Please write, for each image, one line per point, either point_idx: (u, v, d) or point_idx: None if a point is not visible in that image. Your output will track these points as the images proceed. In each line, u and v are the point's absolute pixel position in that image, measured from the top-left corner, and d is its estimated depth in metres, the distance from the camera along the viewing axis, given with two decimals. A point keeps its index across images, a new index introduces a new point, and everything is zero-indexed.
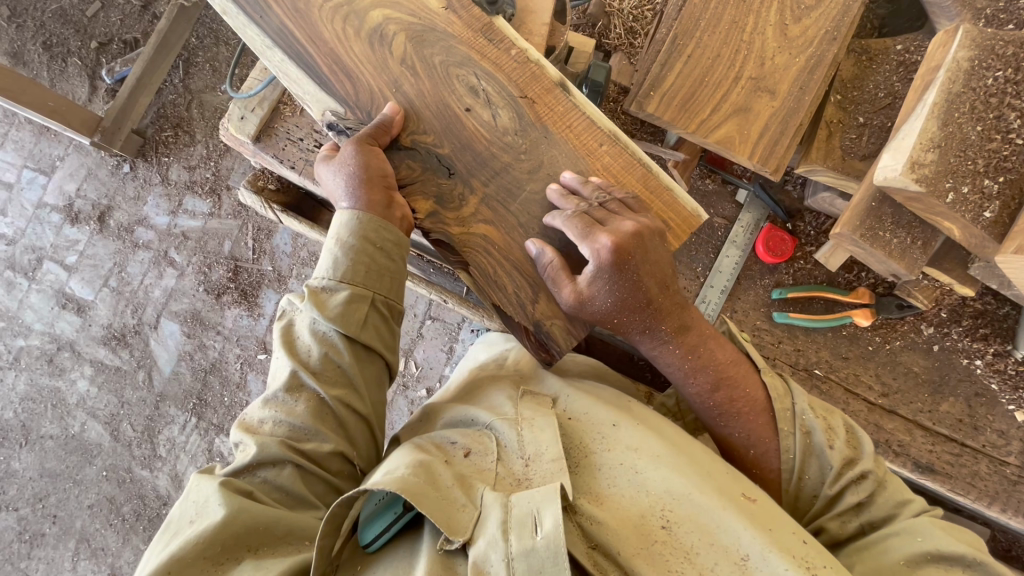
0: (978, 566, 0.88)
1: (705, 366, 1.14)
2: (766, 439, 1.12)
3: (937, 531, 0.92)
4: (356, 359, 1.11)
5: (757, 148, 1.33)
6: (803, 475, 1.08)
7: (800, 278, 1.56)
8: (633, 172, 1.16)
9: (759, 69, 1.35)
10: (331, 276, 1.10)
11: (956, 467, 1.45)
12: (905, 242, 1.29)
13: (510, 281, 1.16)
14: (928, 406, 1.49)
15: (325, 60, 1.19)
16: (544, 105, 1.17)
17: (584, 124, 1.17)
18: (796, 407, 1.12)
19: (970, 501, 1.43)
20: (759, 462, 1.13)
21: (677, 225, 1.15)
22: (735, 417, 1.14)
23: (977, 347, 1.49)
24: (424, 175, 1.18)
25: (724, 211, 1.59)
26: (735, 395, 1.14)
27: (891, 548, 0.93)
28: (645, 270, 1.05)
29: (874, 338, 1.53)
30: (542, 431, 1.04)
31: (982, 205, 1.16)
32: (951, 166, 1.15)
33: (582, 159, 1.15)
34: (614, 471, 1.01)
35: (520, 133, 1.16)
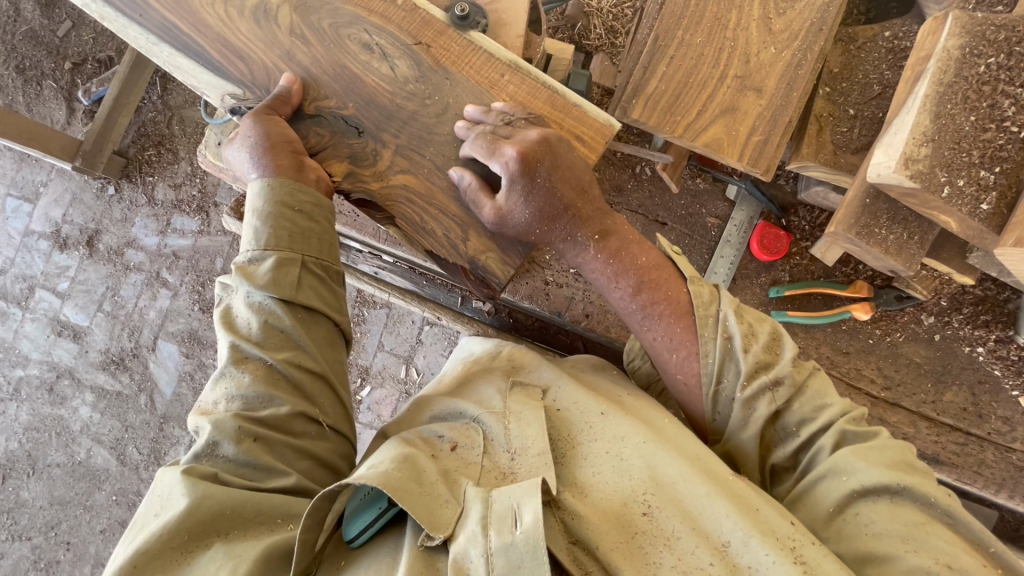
0: (905, 491, 0.86)
1: (626, 270, 1.10)
2: (687, 342, 1.05)
3: (858, 463, 0.89)
4: (298, 321, 1.07)
5: (746, 149, 1.29)
6: (721, 381, 1.01)
7: (796, 274, 1.54)
8: (538, 95, 1.14)
9: (745, 67, 1.31)
10: (255, 247, 1.06)
11: (963, 456, 1.44)
12: (901, 237, 1.26)
13: (438, 225, 1.14)
14: (932, 397, 1.48)
15: (214, 46, 1.17)
16: (439, 48, 1.15)
17: (483, 59, 1.15)
18: (719, 312, 1.04)
19: (978, 489, 1.43)
20: (682, 367, 1.05)
21: (590, 137, 1.13)
22: (657, 320, 1.07)
23: (979, 334, 1.47)
24: (334, 138, 1.15)
25: (716, 211, 1.57)
26: (657, 298, 1.08)
27: (822, 491, 0.91)
28: (558, 176, 1.04)
29: (875, 331, 1.51)
30: (529, 426, 1.02)
31: (978, 197, 1.13)
32: (945, 159, 1.13)
33: (487, 93, 1.14)
34: (598, 460, 0.98)
35: (420, 80, 1.14)
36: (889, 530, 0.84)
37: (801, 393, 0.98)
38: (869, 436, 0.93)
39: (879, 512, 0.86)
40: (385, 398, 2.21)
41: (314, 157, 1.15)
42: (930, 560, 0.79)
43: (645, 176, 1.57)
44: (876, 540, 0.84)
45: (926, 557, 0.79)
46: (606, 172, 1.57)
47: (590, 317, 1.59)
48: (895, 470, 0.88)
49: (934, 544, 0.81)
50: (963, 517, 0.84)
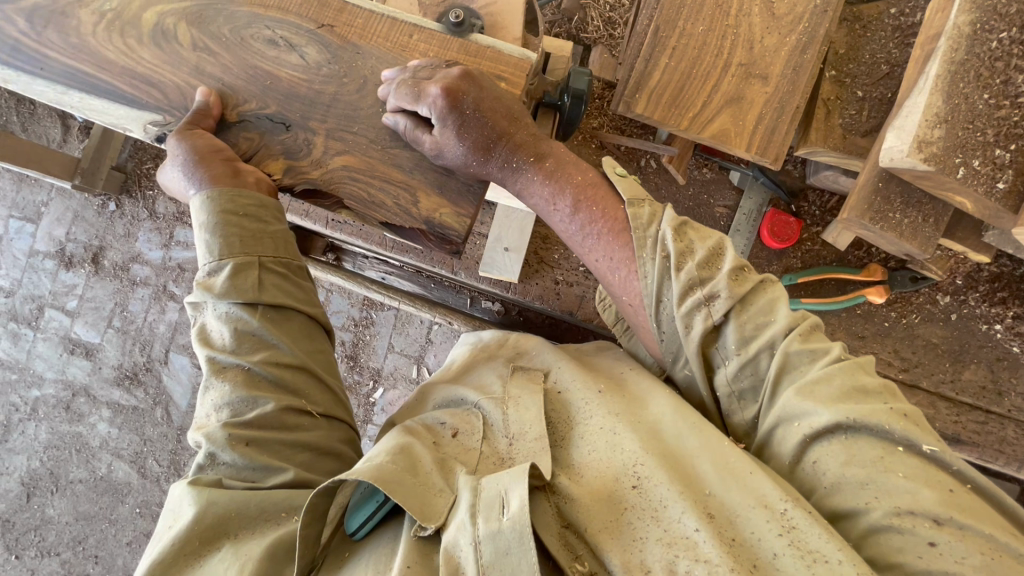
0: (857, 425, 0.75)
1: (562, 189, 1.02)
2: (629, 261, 0.95)
3: (806, 405, 0.78)
4: (267, 321, 1.02)
5: (754, 139, 1.27)
6: (661, 301, 0.90)
7: (808, 260, 1.53)
8: (450, 47, 1.09)
9: (749, 54, 1.28)
10: (210, 259, 1.00)
11: (984, 435, 1.45)
12: (916, 221, 1.25)
13: (385, 195, 1.05)
14: (950, 376, 1.47)
15: (123, 79, 1.11)
16: (343, 25, 1.10)
17: (386, 24, 1.10)
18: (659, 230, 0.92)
19: (1000, 466, 1.45)
20: (626, 288, 0.96)
21: (511, 74, 1.07)
22: (597, 242, 0.99)
23: (996, 312, 1.46)
24: (263, 140, 1.08)
25: (724, 200, 1.55)
26: (596, 216, 0.99)
27: (778, 442, 0.82)
28: (487, 107, 0.99)
29: (890, 313, 1.50)
30: (528, 410, 0.99)
31: (994, 176, 1.12)
32: (960, 139, 1.10)
33: (400, 57, 1.08)
34: (592, 437, 0.93)
35: (332, 61, 1.09)
36: (845, 475, 0.75)
37: (746, 308, 0.85)
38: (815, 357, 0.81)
39: (833, 455, 0.76)
40: (399, 399, 2.22)
41: (251, 161, 1.07)
42: (891, 509, 0.71)
43: (647, 168, 1.55)
44: (838, 492, 0.76)
45: (886, 506, 0.71)
46: None
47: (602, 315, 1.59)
48: (846, 401, 0.77)
49: (892, 484, 0.72)
50: (919, 438, 0.74)
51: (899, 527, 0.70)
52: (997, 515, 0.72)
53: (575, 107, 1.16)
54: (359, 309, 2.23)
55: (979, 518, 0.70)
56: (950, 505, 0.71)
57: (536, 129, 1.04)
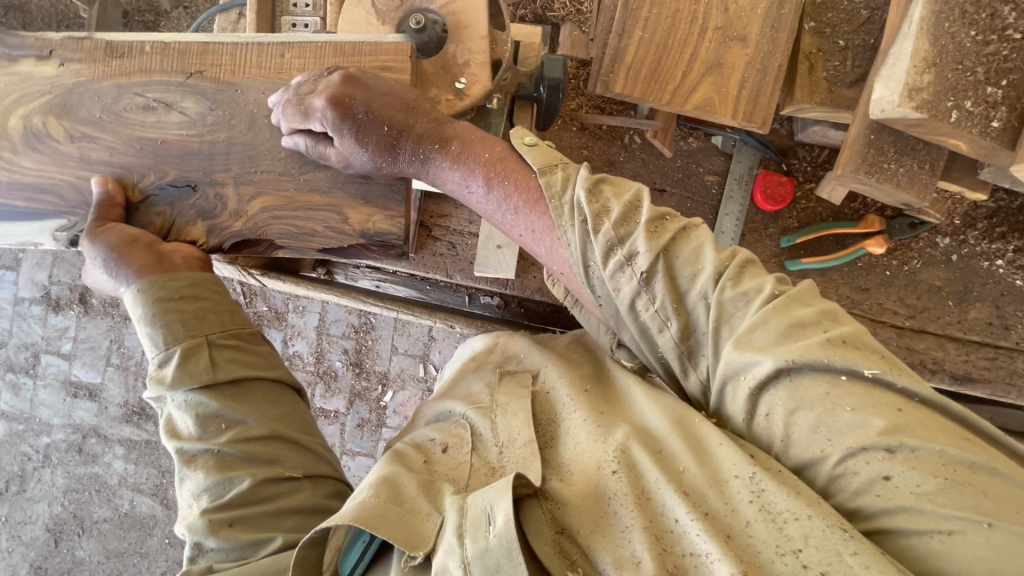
0: (797, 367, 0.70)
1: (472, 170, 0.95)
2: (549, 230, 0.89)
3: (743, 355, 0.72)
4: (227, 397, 0.99)
5: (739, 105, 1.23)
6: (587, 267, 0.85)
7: (805, 219, 1.50)
8: (326, 54, 1.02)
9: (725, 17, 1.23)
10: (156, 351, 0.97)
11: (994, 371, 1.46)
12: (912, 169, 1.22)
13: (314, 221, 1.03)
14: (957, 317, 1.47)
15: (13, 195, 1.07)
16: (212, 67, 1.05)
17: (255, 53, 1.04)
18: (575, 194, 0.86)
19: (1012, 399, 1.46)
20: (552, 258, 0.91)
21: (394, 63, 0.99)
22: (516, 217, 0.92)
23: (996, 247, 1.45)
24: (174, 210, 1.05)
25: (714, 167, 1.52)
26: (510, 191, 0.93)
27: (730, 400, 0.76)
28: (378, 105, 0.94)
29: (891, 262, 1.48)
30: (516, 416, 0.96)
31: (988, 115, 1.09)
32: (950, 82, 1.07)
33: (279, 81, 1.03)
34: (577, 431, 0.89)
35: (213, 108, 1.04)
36: (796, 425, 0.70)
37: (669, 259, 0.80)
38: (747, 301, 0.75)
39: (783, 403, 0.71)
40: (409, 400, 2.21)
41: (169, 238, 1.04)
42: (844, 449, 0.67)
43: (633, 144, 1.51)
44: (792, 443, 0.71)
45: (839, 448, 0.67)
46: (595, 148, 1.51)
47: None
48: (784, 342, 0.71)
49: (843, 422, 0.67)
50: (861, 364, 0.69)
51: (852, 469, 0.66)
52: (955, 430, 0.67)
53: (553, 96, 1.12)
54: (356, 316, 2.20)
55: (929, 436, 0.65)
56: (899, 430, 0.66)
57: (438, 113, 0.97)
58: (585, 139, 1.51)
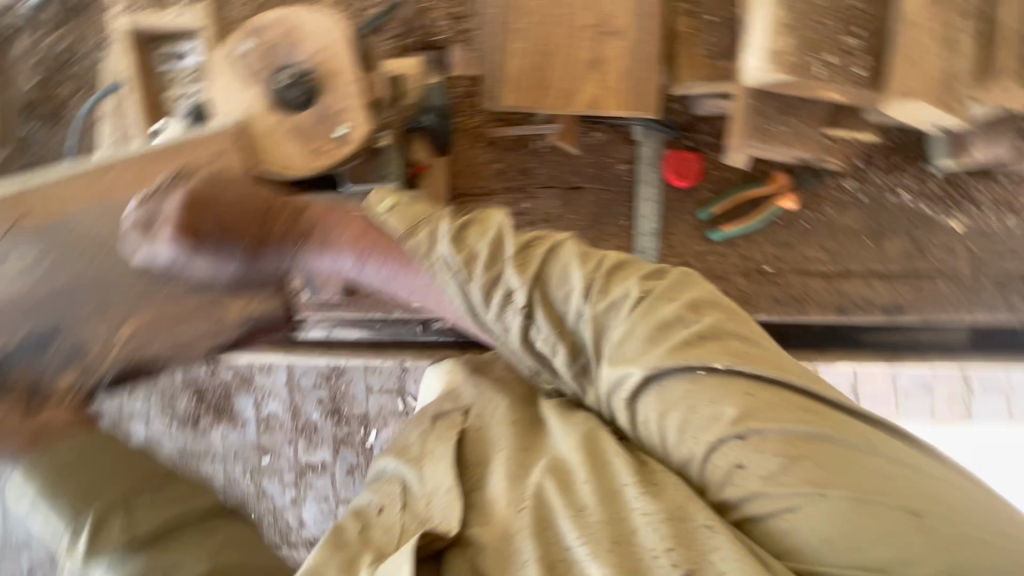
0: (662, 372, 0.87)
1: (340, 249, 1.02)
2: (427, 286, 1.03)
3: (620, 367, 0.89)
4: (155, 550, 0.88)
5: (626, 97, 1.26)
6: (475, 308, 1.00)
7: (719, 188, 1.54)
8: (152, 166, 1.07)
9: (595, 15, 1.26)
10: (63, 530, 0.88)
11: (920, 296, 1.53)
12: (797, 127, 1.27)
13: (192, 326, 1.14)
14: (877, 253, 1.53)
15: None
16: (35, 206, 1.02)
17: (81, 181, 1.04)
18: (442, 249, 1.01)
19: (942, 319, 1.53)
20: (439, 306, 1.06)
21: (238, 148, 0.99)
22: (394, 278, 1.03)
23: (899, 180, 1.52)
24: (39, 375, 1.03)
25: (623, 156, 1.55)
26: (381, 258, 1.03)
27: (617, 407, 0.92)
28: (229, 215, 0.92)
29: (806, 215, 1.53)
30: (442, 463, 0.96)
31: (852, 65, 1.14)
32: (810, 41, 1.12)
33: (120, 199, 1.06)
34: (499, 475, 0.93)
35: (56, 246, 1.03)
36: (669, 423, 0.86)
37: (542, 288, 0.96)
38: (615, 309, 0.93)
39: (655, 406, 0.88)
40: None
41: (43, 407, 1.00)
42: (707, 441, 0.84)
43: (542, 149, 1.54)
44: (672, 440, 0.87)
45: (705, 441, 0.84)
46: (507, 159, 1.54)
47: None
48: (652, 347, 0.88)
49: (704, 414, 0.84)
50: (712, 359, 0.87)
51: (719, 456, 0.83)
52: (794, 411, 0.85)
53: (443, 122, 1.19)
54: None
55: (773, 418, 0.82)
56: (749, 412, 0.83)
57: (294, 210, 1.00)
58: (495, 152, 1.54)
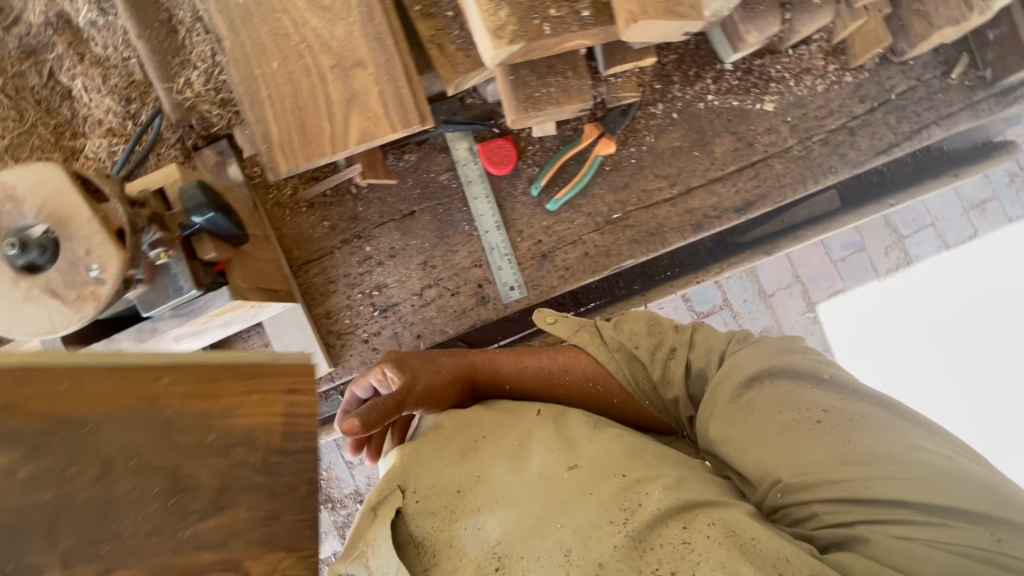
0: (773, 372, 1.11)
1: (523, 356, 1.38)
2: (593, 369, 1.34)
3: (741, 363, 1.14)
4: None
5: (392, 118, 1.24)
6: (637, 359, 1.32)
7: (541, 159, 1.54)
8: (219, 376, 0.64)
9: (333, 54, 1.24)
10: None
11: (762, 184, 1.55)
12: (563, 82, 1.27)
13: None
14: (708, 161, 1.55)
15: None
16: None
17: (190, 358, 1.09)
18: (603, 338, 1.37)
19: (791, 197, 1.56)
20: (601, 380, 1.33)
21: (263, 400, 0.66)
22: (564, 368, 1.35)
23: (701, 86, 1.54)
24: None
25: (442, 165, 1.55)
26: (562, 361, 1.36)
27: (716, 388, 1.15)
28: (441, 363, 1.32)
29: (630, 150, 1.54)
30: (383, 550, 0.97)
31: (575, 9, 1.16)
32: (525, 3, 1.13)
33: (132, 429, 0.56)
34: (463, 541, 0.98)
35: None
36: (761, 404, 1.08)
37: (692, 347, 1.29)
38: (742, 344, 1.21)
39: (762, 394, 1.09)
40: None
41: None
42: (796, 408, 1.05)
43: (361, 192, 1.53)
44: (754, 412, 1.07)
45: (783, 415, 1.04)
46: (333, 214, 1.53)
47: (423, 336, 1.53)
48: (778, 356, 1.14)
49: (803, 399, 1.06)
50: (824, 371, 1.10)
51: (786, 417, 1.04)
52: (864, 401, 1.06)
53: (211, 218, 1.11)
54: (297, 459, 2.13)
55: (858, 409, 1.03)
56: (834, 401, 1.05)
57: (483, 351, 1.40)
58: (319, 213, 1.53)
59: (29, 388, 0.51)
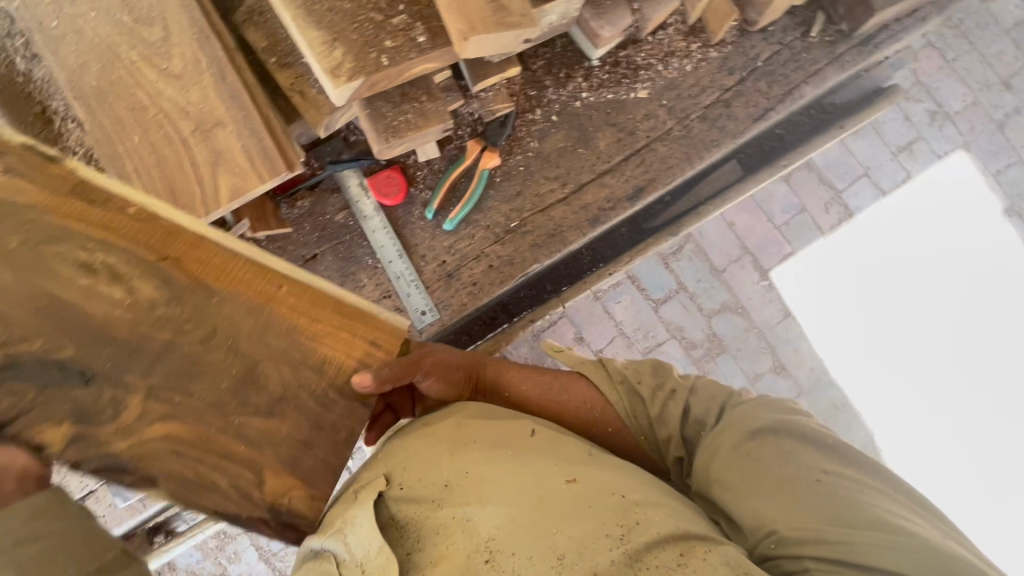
0: (775, 430, 1.08)
1: (526, 384, 1.32)
2: (596, 399, 1.27)
3: (746, 416, 1.11)
4: None
5: (259, 168, 1.27)
6: (638, 393, 1.25)
7: (432, 182, 1.56)
8: (324, 306, 0.98)
9: (191, 118, 1.26)
10: None
11: (649, 169, 1.59)
12: (419, 108, 1.34)
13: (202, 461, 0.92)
14: (594, 156, 1.58)
15: None
16: (191, 260, 0.92)
17: (242, 266, 0.95)
18: (610, 370, 1.29)
19: (680, 176, 1.60)
20: (602, 412, 1.26)
21: (381, 344, 1.01)
22: (567, 391, 1.28)
23: (573, 85, 1.57)
24: None
25: (336, 206, 1.55)
26: (566, 390, 1.28)
27: (717, 439, 1.11)
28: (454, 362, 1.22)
29: (517, 158, 1.56)
30: (363, 527, 0.93)
31: (411, 37, 1.20)
32: (359, 40, 1.16)
33: (266, 318, 0.95)
34: (449, 533, 0.93)
35: (176, 301, 0.91)
36: (762, 457, 1.05)
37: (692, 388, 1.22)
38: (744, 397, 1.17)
39: (764, 448, 1.06)
40: None
41: None
42: (798, 465, 1.03)
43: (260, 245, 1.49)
44: (754, 461, 1.05)
45: (784, 471, 1.03)
46: None
47: None
48: (782, 415, 1.11)
49: (802, 458, 1.04)
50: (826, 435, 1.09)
51: (788, 473, 1.02)
52: (864, 471, 1.05)
53: None
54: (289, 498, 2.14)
55: (856, 478, 1.02)
56: (833, 465, 1.03)
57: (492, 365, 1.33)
58: None
59: (192, 251, 0.92)
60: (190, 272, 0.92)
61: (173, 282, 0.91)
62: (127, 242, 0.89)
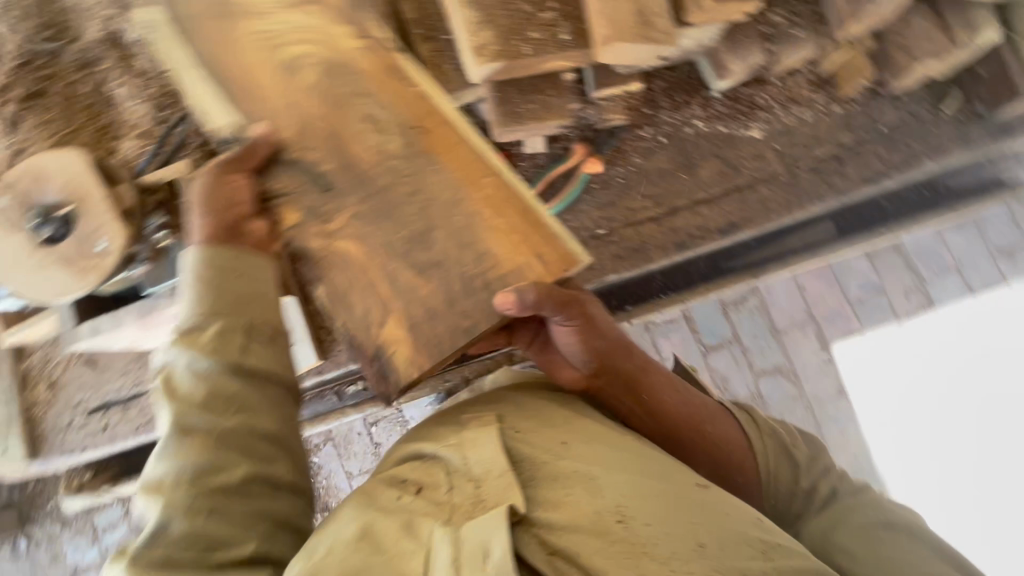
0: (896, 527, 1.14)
1: (668, 390, 1.26)
2: (735, 441, 1.24)
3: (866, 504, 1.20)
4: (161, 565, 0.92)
5: None
6: (784, 456, 1.26)
7: (532, 175, 1.60)
8: (511, 206, 1.16)
9: None
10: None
11: (747, 208, 1.59)
12: (544, 101, 1.40)
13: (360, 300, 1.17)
14: (694, 183, 1.60)
15: None
16: (435, 135, 1.20)
17: (469, 158, 1.19)
18: (759, 421, 1.30)
19: (776, 221, 1.60)
20: (740, 458, 1.22)
21: (550, 259, 1.13)
22: (713, 424, 1.24)
23: (688, 111, 1.58)
24: None
25: None
26: (715, 428, 1.24)
27: (836, 513, 1.19)
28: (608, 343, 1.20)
29: (618, 169, 1.60)
30: (486, 448, 1.00)
31: (556, 33, 1.26)
32: (507, 26, 1.23)
33: (464, 194, 1.16)
34: (567, 482, 0.96)
35: (405, 158, 1.19)
36: (878, 541, 1.12)
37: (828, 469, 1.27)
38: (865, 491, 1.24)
39: (880, 533, 1.13)
40: None
41: None
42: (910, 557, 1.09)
43: None
44: (867, 539, 1.12)
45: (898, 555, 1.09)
46: None
47: None
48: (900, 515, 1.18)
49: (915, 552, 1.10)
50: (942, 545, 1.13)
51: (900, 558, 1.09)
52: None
53: None
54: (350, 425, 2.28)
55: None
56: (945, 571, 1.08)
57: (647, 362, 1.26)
58: None
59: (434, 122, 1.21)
60: (432, 146, 1.19)
61: (413, 141, 1.19)
62: (388, 95, 1.22)
